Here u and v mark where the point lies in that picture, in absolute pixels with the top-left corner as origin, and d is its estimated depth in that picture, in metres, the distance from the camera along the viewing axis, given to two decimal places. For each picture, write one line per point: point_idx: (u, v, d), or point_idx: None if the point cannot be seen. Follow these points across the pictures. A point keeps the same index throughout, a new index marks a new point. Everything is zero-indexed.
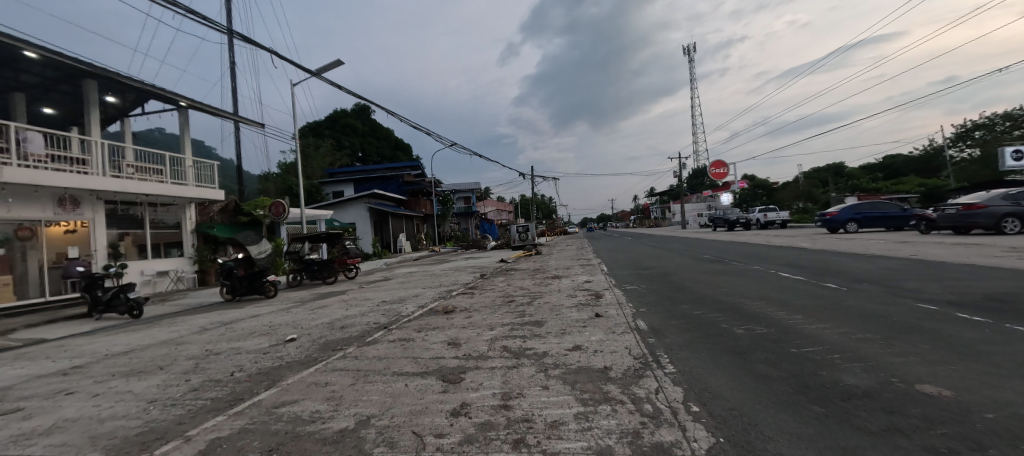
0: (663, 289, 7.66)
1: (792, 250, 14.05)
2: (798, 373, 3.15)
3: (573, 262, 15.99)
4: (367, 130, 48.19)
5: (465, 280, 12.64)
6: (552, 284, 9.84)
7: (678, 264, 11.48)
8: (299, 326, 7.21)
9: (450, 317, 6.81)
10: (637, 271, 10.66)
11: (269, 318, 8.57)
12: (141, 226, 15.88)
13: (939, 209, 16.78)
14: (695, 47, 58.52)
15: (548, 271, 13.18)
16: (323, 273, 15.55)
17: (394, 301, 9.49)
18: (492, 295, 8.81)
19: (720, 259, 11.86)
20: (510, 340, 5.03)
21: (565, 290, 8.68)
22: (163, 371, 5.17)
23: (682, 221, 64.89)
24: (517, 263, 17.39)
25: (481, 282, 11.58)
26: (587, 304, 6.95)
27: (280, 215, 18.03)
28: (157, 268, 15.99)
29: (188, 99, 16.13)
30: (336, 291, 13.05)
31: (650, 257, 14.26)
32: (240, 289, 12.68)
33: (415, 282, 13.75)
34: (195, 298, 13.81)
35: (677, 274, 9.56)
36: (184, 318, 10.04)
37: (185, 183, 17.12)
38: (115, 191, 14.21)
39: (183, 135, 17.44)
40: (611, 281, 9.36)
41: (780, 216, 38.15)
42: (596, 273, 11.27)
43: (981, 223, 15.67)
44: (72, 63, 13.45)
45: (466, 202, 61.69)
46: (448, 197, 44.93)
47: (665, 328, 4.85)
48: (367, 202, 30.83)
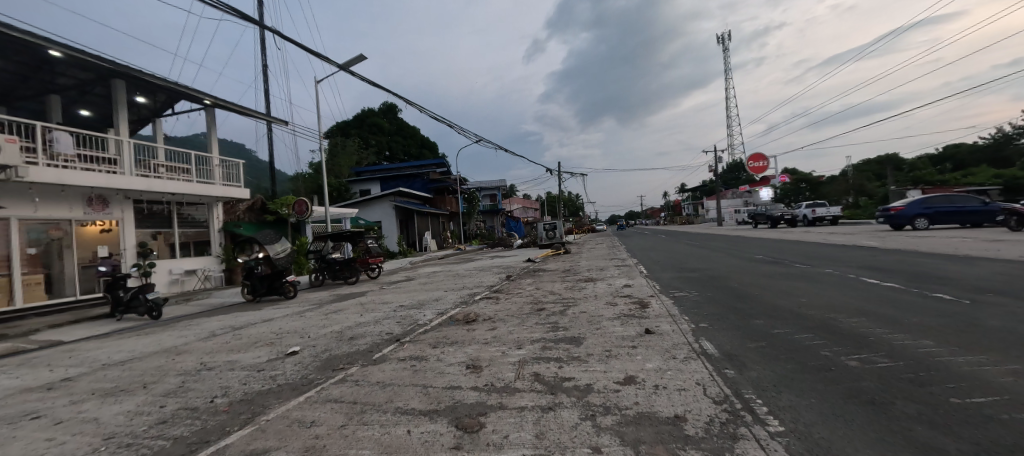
0: (720, 296, 6.53)
1: (861, 250, 12.41)
2: (992, 447, 2.07)
3: (606, 262, 14.85)
4: (394, 129, 48.26)
5: (490, 282, 11.77)
6: (587, 289, 8.81)
7: (729, 266, 10.22)
8: (306, 336, 6.50)
9: (472, 329, 5.91)
10: (684, 274, 9.50)
11: (279, 324, 7.95)
12: (170, 225, 15.81)
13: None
14: (730, 37, 56.33)
15: (580, 273, 12.13)
16: (345, 273, 15.12)
17: (413, 306, 8.70)
18: (520, 301, 7.90)
19: (778, 261, 10.50)
20: (542, 365, 4.07)
21: (602, 297, 7.65)
22: (144, 392, 4.50)
23: (718, 218, 61.92)
24: (546, 263, 16.43)
25: (507, 285, 10.68)
26: (632, 315, 5.90)
27: (303, 213, 17.59)
28: (185, 267, 15.89)
29: (213, 97, 15.98)
30: (356, 293, 12.46)
31: (694, 257, 12.93)
32: (260, 290, 12.33)
33: (438, 283, 13.00)
34: (218, 298, 13.54)
35: (732, 277, 8.33)
36: (199, 321, 9.61)
37: (212, 182, 17.01)
38: (141, 190, 14.08)
39: (210, 134, 17.39)
40: (655, 285, 8.26)
41: (831, 212, 35.51)
42: (635, 276, 10.16)
43: None
44: (99, 62, 13.45)
45: (493, 200, 61.15)
46: (474, 194, 44.41)
47: (742, 355, 3.79)
48: (392, 200, 30.59)
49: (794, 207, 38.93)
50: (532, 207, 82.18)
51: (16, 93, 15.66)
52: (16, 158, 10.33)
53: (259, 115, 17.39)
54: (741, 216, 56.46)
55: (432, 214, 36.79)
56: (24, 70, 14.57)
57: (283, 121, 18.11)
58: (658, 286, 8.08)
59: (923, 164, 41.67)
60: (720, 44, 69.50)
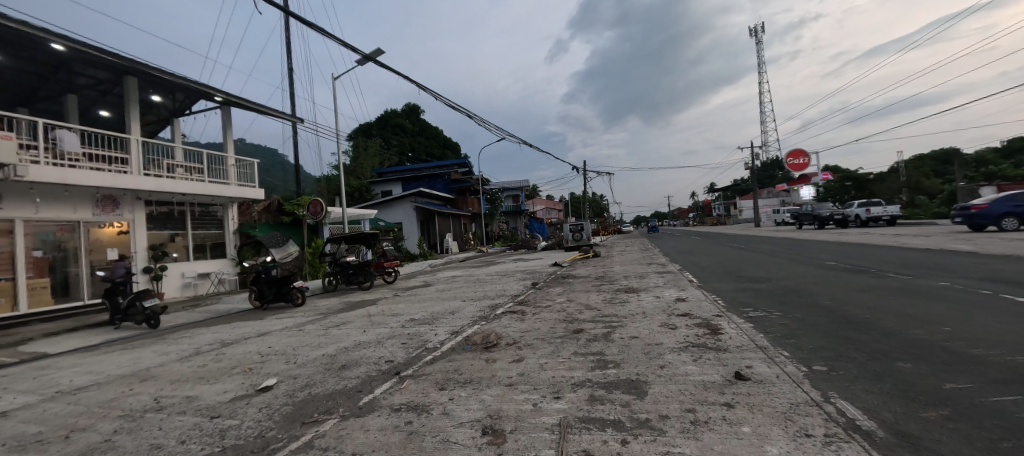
0: (816, 323, 5.03)
1: (957, 256, 10.53)
2: None
3: (644, 267, 13.35)
4: (417, 130, 47.70)
5: (513, 290, 10.50)
6: (632, 302, 7.35)
7: (802, 276, 8.58)
8: (293, 362, 5.34)
9: (492, 361, 4.61)
10: (749, 286, 7.94)
11: (272, 341, 6.87)
12: (184, 228, 15.08)
13: None
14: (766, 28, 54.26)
15: (617, 281, 10.62)
16: (358, 278, 14.13)
17: (424, 321, 7.45)
18: (553, 319, 6.53)
19: (862, 271, 8.78)
20: (599, 436, 2.71)
21: (653, 315, 6.19)
22: (59, 449, 3.38)
23: (755, 218, 58.63)
24: (576, 268, 15.01)
25: (534, 295, 9.35)
26: (705, 347, 4.45)
27: (318, 214, 16.68)
28: (198, 270, 15.17)
29: (227, 94, 15.28)
30: (368, 302, 11.37)
31: (751, 264, 11.24)
32: (267, 296, 11.39)
33: (458, 290, 11.77)
34: (226, 303, 12.70)
35: (817, 292, 6.76)
36: (194, 332, 8.65)
37: (227, 182, 16.31)
38: (150, 190, 13.38)
39: (226, 133, 16.80)
40: (717, 301, 6.78)
41: (888, 211, 32.68)
42: (686, 286, 8.63)
43: None
44: (111, 58, 12.94)
45: (516, 201, 60.00)
46: (497, 195, 43.24)
47: (928, 439, 2.36)
48: (413, 201, 29.79)
49: (845, 206, 35.91)
50: (557, 208, 80.49)
51: (36, 93, 15.41)
52: (13, 156, 9.74)
53: (274, 112, 16.65)
54: (780, 216, 53.23)
55: (454, 215, 35.83)
56: (43, 71, 14.27)
57: (299, 119, 17.31)
58: (721, 303, 6.61)
59: (992, 157, 37.72)
60: (755, 35, 65.92)
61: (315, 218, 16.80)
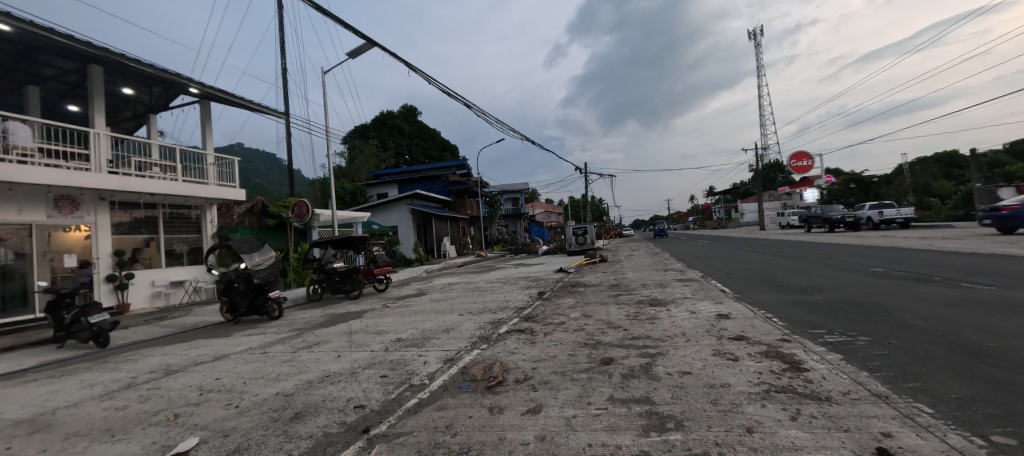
0: (930, 356, 3.80)
1: (1018, 262, 9.36)
2: None
3: (661, 274, 12.12)
4: (415, 131, 46.40)
5: (517, 302, 9.25)
6: (665, 320, 6.08)
7: (856, 288, 7.36)
8: (235, 407, 4.04)
9: (499, 414, 3.34)
10: (802, 300, 6.71)
11: (224, 370, 5.57)
12: (156, 232, 13.71)
13: None
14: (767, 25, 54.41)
15: (635, 291, 9.38)
16: (345, 286, 12.80)
17: (413, 342, 6.18)
18: (571, 344, 5.23)
19: (927, 281, 7.57)
20: None
21: (699, 339, 4.92)
22: None
23: (759, 220, 57.58)
24: (585, 274, 13.74)
25: (542, 308, 8.10)
26: (794, 396, 3.21)
27: (303, 216, 15.28)
28: (171, 278, 13.72)
29: (204, 86, 13.96)
30: (354, 314, 10.06)
31: (786, 271, 10.03)
32: (240, 309, 10.04)
33: (455, 300, 10.50)
34: (196, 314, 11.33)
35: (896, 310, 5.51)
36: (144, 353, 7.34)
37: (204, 182, 14.91)
38: (114, 190, 12.03)
39: (204, 129, 15.47)
40: (772, 320, 5.53)
41: (902, 214, 31.65)
42: (722, 298, 7.39)
43: None
44: (72, 44, 11.62)
45: (515, 204, 58.85)
46: (496, 197, 41.88)
47: None
48: (409, 204, 28.55)
49: (856, 208, 34.90)
50: (557, 211, 79.41)
51: None
52: None
53: (257, 107, 15.32)
54: (785, 220, 52.20)
55: (452, 219, 34.59)
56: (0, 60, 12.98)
57: (285, 114, 16.01)
58: (780, 323, 5.37)
59: (1006, 158, 36.77)
60: (754, 39, 65.46)
61: (301, 221, 15.31)
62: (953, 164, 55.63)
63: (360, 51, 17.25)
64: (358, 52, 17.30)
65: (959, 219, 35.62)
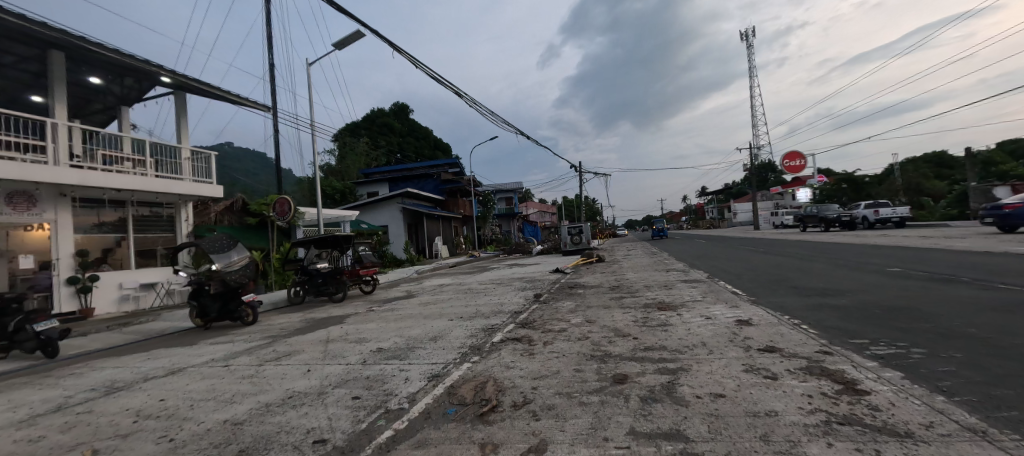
0: (1012, 374, 3.17)
1: None
2: None
3: (663, 275, 11.49)
4: (406, 129, 45.51)
5: (513, 305, 8.54)
6: (680, 328, 5.41)
7: (882, 290, 6.76)
8: (168, 443, 3.27)
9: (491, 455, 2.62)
10: (827, 304, 6.09)
11: (173, 389, 4.78)
12: (124, 230, 12.78)
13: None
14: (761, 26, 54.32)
15: (639, 293, 8.72)
16: (328, 288, 11.95)
17: (395, 354, 5.45)
18: (576, 358, 4.53)
19: (956, 281, 7.02)
20: None
21: (724, 351, 4.25)
22: None
23: (754, 219, 57.51)
24: (584, 275, 13.07)
25: (540, 313, 7.40)
26: (865, 432, 2.54)
27: (285, 214, 14.41)
28: (141, 280, 12.75)
29: (177, 75, 13.04)
30: (336, 318, 9.29)
31: (798, 272, 9.43)
32: (211, 313, 9.20)
33: (447, 303, 9.80)
34: (165, 319, 10.46)
35: (940, 316, 4.90)
36: (94, 366, 6.52)
37: (179, 178, 13.95)
38: (75, 185, 11.07)
39: (180, 122, 14.52)
40: (802, 328, 4.88)
41: (897, 213, 31.50)
42: (737, 302, 6.77)
43: None
44: (29, 27, 10.67)
45: (509, 204, 58.11)
46: (489, 196, 41.16)
47: None
48: (400, 202, 27.71)
49: (852, 208, 34.71)
50: (551, 211, 78.80)
51: None
52: None
53: (236, 98, 14.42)
54: (779, 219, 52.08)
55: (444, 218, 33.81)
56: None
57: (267, 107, 15.13)
58: (813, 333, 4.72)
59: (1000, 158, 36.85)
60: (746, 40, 65.63)
61: (283, 219, 14.41)
62: (944, 164, 56.04)
63: (347, 42, 16.42)
64: (345, 43, 16.47)
65: (954, 218, 35.62)
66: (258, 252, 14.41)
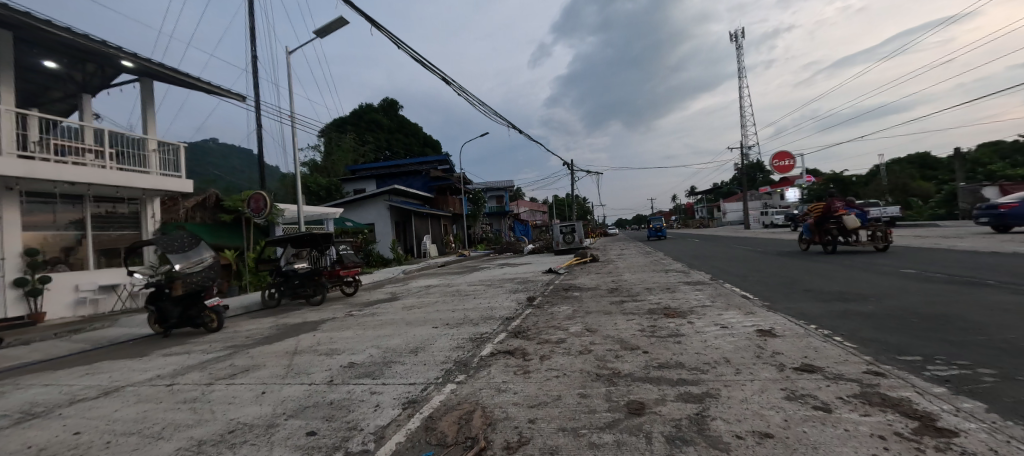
0: None
1: None
2: None
3: (662, 276, 10.88)
4: (395, 126, 44.46)
5: (503, 310, 7.82)
6: (694, 340, 4.75)
7: (908, 295, 6.19)
8: None
9: None
10: (852, 312, 5.50)
11: (95, 419, 3.95)
12: (82, 227, 11.73)
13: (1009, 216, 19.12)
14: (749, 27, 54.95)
15: (641, 297, 8.07)
16: (306, 290, 11.10)
17: (369, 370, 4.70)
18: (579, 378, 3.83)
19: (981, 285, 6.55)
20: None
21: (754, 371, 3.59)
22: None
23: (743, 219, 57.60)
24: (579, 276, 12.43)
25: (534, 320, 6.69)
26: None
27: (259, 211, 13.43)
28: (100, 281, 11.72)
29: (141, 60, 12.04)
30: (311, 324, 8.49)
31: (808, 274, 8.89)
32: (170, 320, 8.30)
33: (433, 307, 9.07)
34: (122, 325, 9.50)
35: (992, 327, 4.31)
36: (20, 383, 5.64)
37: (144, 171, 12.91)
38: (21, 178, 9.92)
39: (146, 111, 13.49)
40: (838, 342, 4.27)
41: (888, 213, 31.53)
42: (751, 307, 6.16)
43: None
44: None
45: (499, 202, 57.37)
46: (479, 194, 40.35)
47: None
48: (387, 200, 26.81)
49: (842, 208, 34.69)
50: (541, 210, 78.20)
51: None
52: None
53: (207, 86, 13.46)
54: (769, 219, 52.16)
55: (433, 216, 32.93)
56: None
57: (242, 96, 14.18)
58: (852, 348, 4.09)
59: (987, 159, 37.17)
60: (737, 40, 65.72)
61: (257, 216, 13.45)
62: (928, 165, 57.02)
63: (330, 29, 15.52)
64: (328, 30, 15.57)
65: (942, 218, 35.97)
66: (229, 252, 13.56)
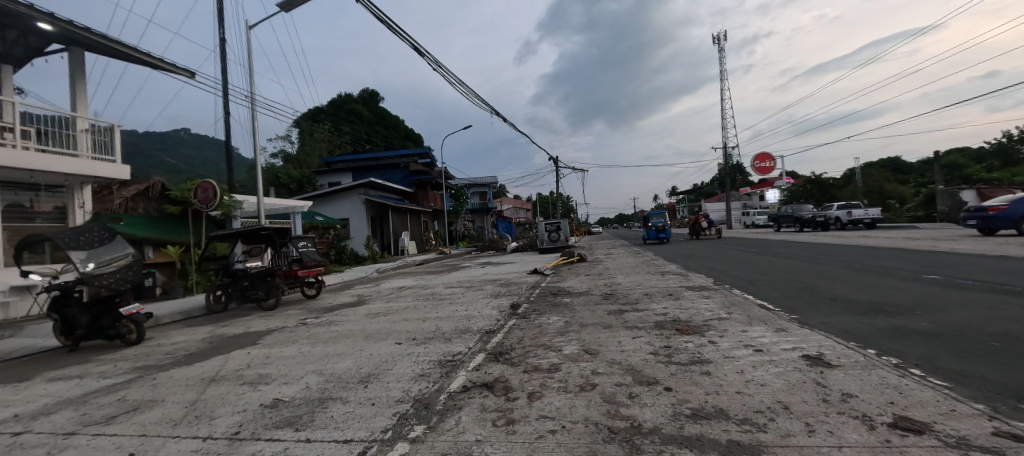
0: None
1: None
2: None
3: (659, 279, 9.89)
4: (375, 117, 42.39)
5: (483, 320, 6.66)
6: (727, 370, 3.66)
7: (957, 308, 5.28)
8: None
9: None
10: (906, 330, 4.54)
11: None
12: None
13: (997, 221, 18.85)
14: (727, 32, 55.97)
15: (642, 305, 7.00)
16: (256, 293, 9.56)
17: (298, 415, 3.43)
18: (586, 438, 2.66)
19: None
20: None
21: (839, 434, 2.49)
22: None
23: (725, 219, 57.72)
24: (567, 278, 11.31)
25: (519, 335, 5.53)
26: None
27: (208, 202, 11.81)
28: (11, 282, 9.94)
29: (62, 22, 10.35)
30: (254, 336, 7.12)
31: (823, 280, 8.01)
32: (75, 331, 6.83)
33: (402, 314, 7.82)
34: (26, 336, 7.91)
35: None
36: None
37: (72, 153, 11.06)
38: None
39: (75, 85, 11.71)
40: (923, 380, 3.22)
41: (869, 214, 31.75)
42: (780, 323, 5.12)
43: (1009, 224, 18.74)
44: None
45: (482, 199, 56.19)
46: (462, 190, 39.06)
47: None
48: (363, 193, 25.25)
49: (824, 208, 34.87)
50: (525, 207, 77.32)
51: None
52: None
53: (147, 58, 11.80)
54: (750, 219, 52.42)
55: (413, 211, 31.47)
56: None
57: (191, 73, 12.54)
58: (948, 389, 3.04)
59: (963, 163, 37.95)
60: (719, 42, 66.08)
61: (206, 208, 11.84)
62: (900, 169, 58.67)
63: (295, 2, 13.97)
64: (292, 3, 14.01)
65: (920, 219, 36.55)
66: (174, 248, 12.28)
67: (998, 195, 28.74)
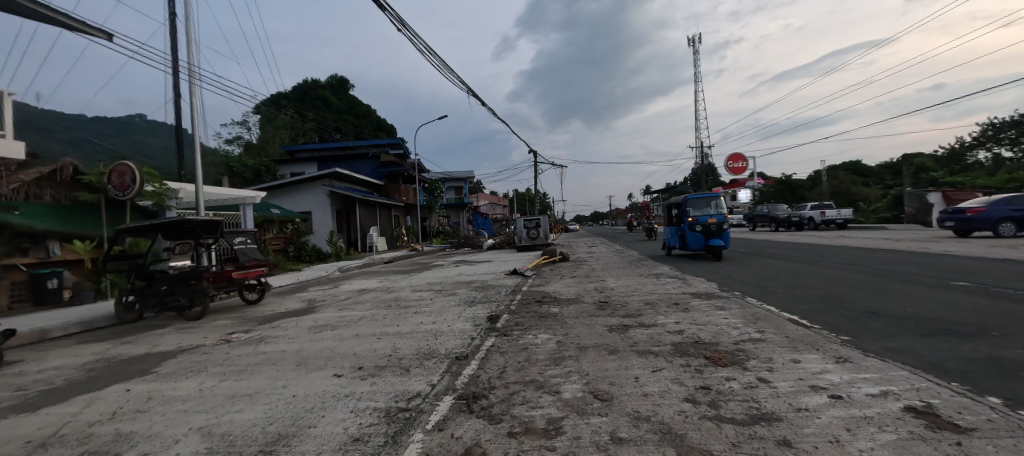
0: None
1: None
2: None
3: (656, 283, 8.77)
4: (344, 106, 39.98)
5: (451, 339, 5.30)
6: (815, 438, 2.45)
7: None
8: None
9: None
10: (1007, 363, 3.47)
11: None
12: None
13: (971, 223, 18.91)
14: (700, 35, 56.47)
15: (647, 318, 5.80)
16: (177, 300, 7.84)
17: None
18: None
19: None
20: None
21: None
22: None
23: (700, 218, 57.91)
24: (550, 282, 9.96)
25: (497, 364, 4.19)
26: None
27: (124, 188, 10.00)
28: None
29: None
30: (155, 358, 5.50)
31: (844, 288, 7.06)
32: None
33: (354, 329, 6.35)
34: None
35: None
36: None
37: None
38: None
39: None
40: None
41: (842, 214, 32.04)
42: (838, 349, 3.98)
43: (982, 226, 18.80)
44: None
45: (457, 194, 54.54)
46: (437, 184, 37.38)
47: None
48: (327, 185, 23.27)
49: (798, 208, 35.04)
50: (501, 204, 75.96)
51: None
52: None
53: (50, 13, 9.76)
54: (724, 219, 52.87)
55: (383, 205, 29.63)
56: None
57: (111, 35, 10.54)
58: None
59: (928, 166, 39.09)
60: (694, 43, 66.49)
61: (120, 195, 9.99)
62: (864, 171, 60.63)
63: None
64: None
65: (887, 221, 37.37)
66: (81, 243, 10.41)
67: (965, 197, 29.42)
